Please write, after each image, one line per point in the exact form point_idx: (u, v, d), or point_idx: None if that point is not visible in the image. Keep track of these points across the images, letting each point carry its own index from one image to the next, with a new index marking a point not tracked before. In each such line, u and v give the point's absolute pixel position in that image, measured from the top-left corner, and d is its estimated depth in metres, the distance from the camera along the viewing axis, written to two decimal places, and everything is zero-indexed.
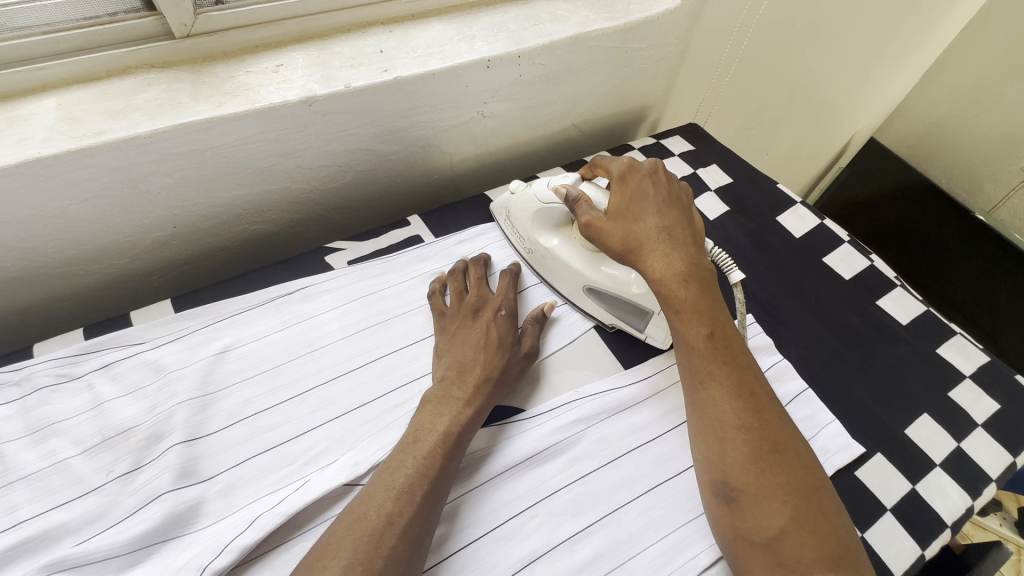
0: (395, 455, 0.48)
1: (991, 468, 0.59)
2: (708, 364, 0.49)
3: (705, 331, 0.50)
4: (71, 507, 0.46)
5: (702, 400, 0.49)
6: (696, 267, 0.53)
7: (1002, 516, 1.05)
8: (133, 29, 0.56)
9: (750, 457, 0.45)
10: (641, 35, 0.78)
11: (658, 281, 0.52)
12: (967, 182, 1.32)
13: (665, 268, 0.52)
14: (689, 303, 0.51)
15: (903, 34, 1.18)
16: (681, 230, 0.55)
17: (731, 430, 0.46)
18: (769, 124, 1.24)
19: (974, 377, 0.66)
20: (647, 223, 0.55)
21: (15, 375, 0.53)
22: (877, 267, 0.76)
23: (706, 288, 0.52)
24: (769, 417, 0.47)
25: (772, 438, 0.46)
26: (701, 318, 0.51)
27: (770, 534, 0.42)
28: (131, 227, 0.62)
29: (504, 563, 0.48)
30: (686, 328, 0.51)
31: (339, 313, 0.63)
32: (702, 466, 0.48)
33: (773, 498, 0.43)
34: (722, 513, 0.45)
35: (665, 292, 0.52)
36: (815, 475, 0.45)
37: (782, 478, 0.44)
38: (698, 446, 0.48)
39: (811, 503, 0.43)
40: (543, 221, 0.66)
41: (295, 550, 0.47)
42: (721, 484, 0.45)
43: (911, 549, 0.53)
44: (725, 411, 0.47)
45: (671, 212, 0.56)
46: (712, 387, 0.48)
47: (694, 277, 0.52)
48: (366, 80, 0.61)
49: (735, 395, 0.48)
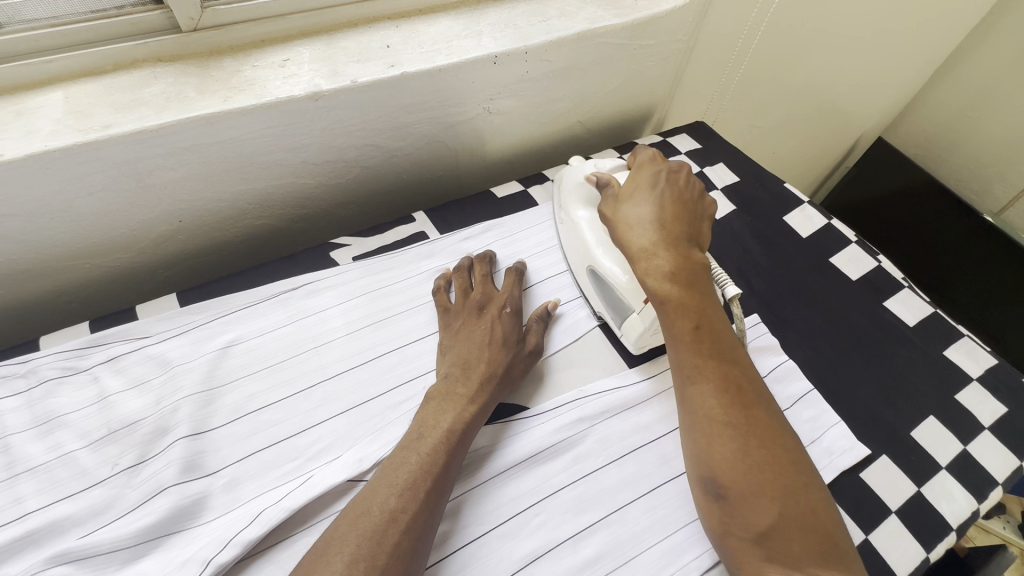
0: (399, 451, 0.48)
1: (997, 472, 0.59)
2: (694, 358, 0.49)
3: (692, 325, 0.50)
4: (76, 499, 0.47)
5: (689, 395, 0.48)
6: (684, 261, 0.52)
7: (1005, 520, 1.04)
8: (141, 22, 0.56)
9: (735, 453, 0.44)
10: (649, 31, 0.77)
11: (643, 273, 0.53)
12: (975, 183, 1.33)
13: (651, 262, 0.52)
14: (675, 296, 0.51)
15: (919, 34, 1.15)
16: (676, 227, 0.54)
17: (717, 427, 0.46)
18: (775, 120, 1.23)
19: (981, 380, 0.66)
20: (640, 217, 0.55)
21: (23, 367, 0.54)
22: (885, 268, 0.76)
23: (696, 282, 0.52)
24: (756, 413, 0.47)
25: (758, 437, 0.45)
26: (686, 312, 0.50)
27: (756, 531, 0.42)
28: (138, 221, 0.62)
29: (506, 560, 0.48)
30: (673, 321, 0.51)
31: (343, 309, 0.63)
32: (691, 462, 0.47)
33: (760, 496, 0.43)
34: (711, 509, 0.45)
35: (649, 284, 0.52)
36: (806, 474, 0.45)
37: (767, 475, 0.43)
38: (687, 442, 0.48)
39: (798, 501, 0.43)
40: (580, 194, 0.67)
41: (299, 545, 0.47)
42: (710, 480, 0.45)
43: (915, 552, 0.53)
44: (711, 406, 0.47)
45: (670, 208, 0.56)
46: (696, 381, 0.48)
47: (682, 272, 0.51)
48: (372, 76, 0.61)
49: (721, 391, 0.47)
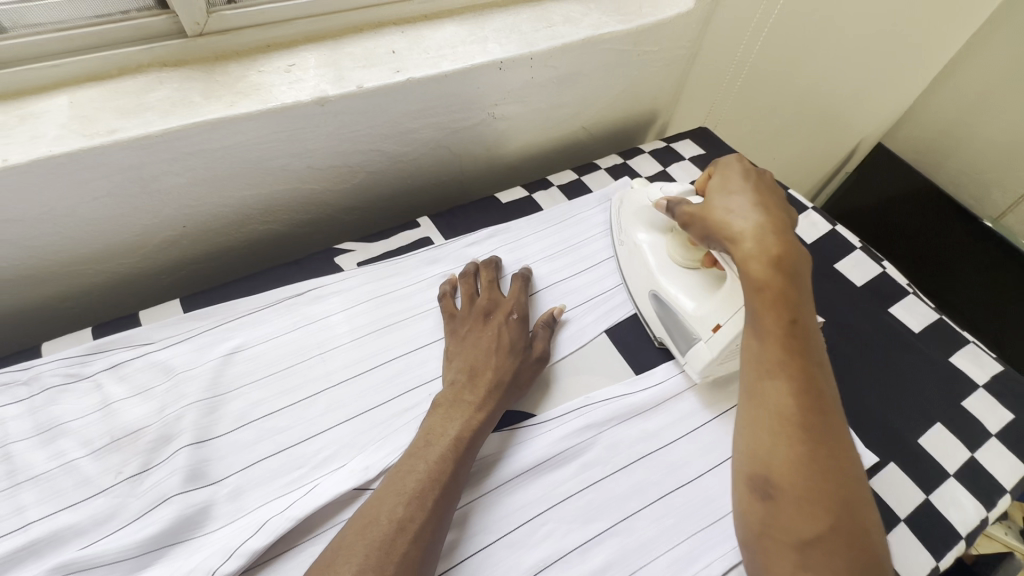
0: (406, 459, 0.48)
1: (1005, 479, 0.58)
2: (779, 353, 0.47)
3: (787, 319, 0.48)
4: (79, 508, 0.46)
5: (760, 391, 0.47)
6: (791, 253, 0.50)
7: (1007, 526, 1.03)
8: (146, 27, 0.55)
9: (800, 456, 0.43)
10: (653, 38, 0.78)
11: (743, 258, 0.51)
12: (974, 189, 1.34)
13: (755, 246, 0.50)
14: (775, 287, 0.48)
15: (919, 40, 1.16)
16: (780, 221, 0.53)
17: (787, 427, 0.44)
18: (777, 126, 1.23)
19: (988, 386, 0.66)
20: (737, 207, 0.54)
21: (25, 374, 0.53)
22: (890, 274, 0.76)
23: (796, 275, 0.49)
24: (829, 422, 0.45)
25: (827, 446, 0.44)
26: (783, 305, 0.48)
27: (802, 535, 0.41)
28: (141, 226, 0.62)
29: (515, 570, 0.48)
30: (766, 311, 0.48)
31: (348, 315, 0.63)
32: (743, 456, 0.46)
33: (814, 502, 0.42)
34: (754, 507, 0.45)
35: (749, 268, 0.50)
36: (861, 491, 0.44)
37: (828, 485, 0.42)
38: (744, 437, 0.47)
39: (851, 515, 0.42)
40: (643, 217, 0.68)
41: (304, 555, 0.46)
42: (762, 478, 0.44)
43: (925, 560, 0.53)
44: (785, 406, 0.45)
45: (770, 203, 0.54)
46: (777, 378, 0.46)
47: (786, 261, 0.49)
48: (378, 81, 0.61)
49: (801, 392, 0.45)
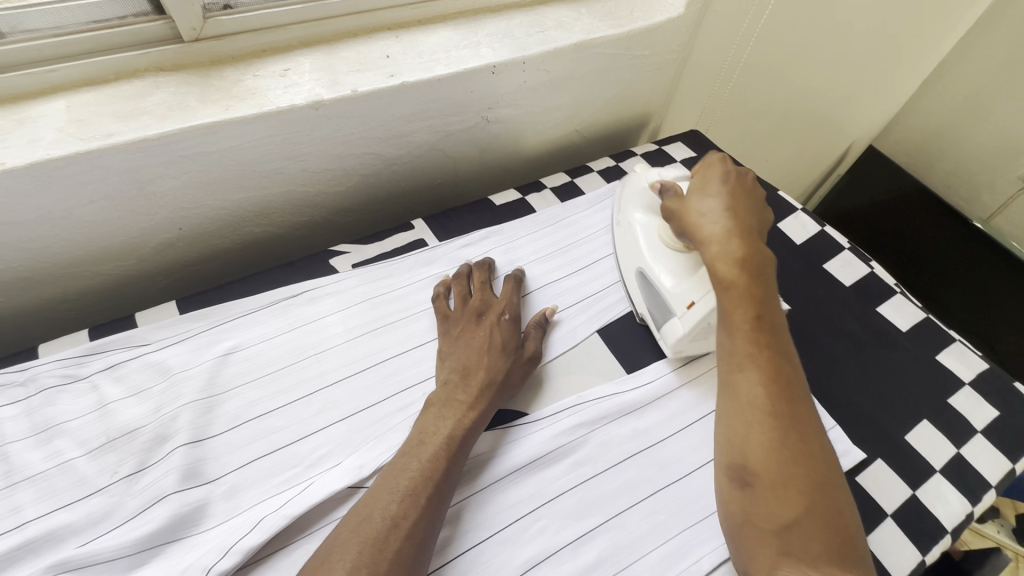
0: (400, 457, 0.48)
1: (990, 474, 0.59)
2: (748, 346, 0.49)
3: (754, 315, 0.50)
4: (75, 507, 0.46)
5: (733, 382, 0.49)
6: (755, 254, 0.53)
7: (999, 523, 1.04)
8: (143, 32, 0.56)
9: (773, 444, 0.45)
10: (644, 42, 0.79)
11: (712, 259, 0.54)
12: (963, 191, 1.36)
13: (722, 249, 0.54)
14: (741, 285, 0.52)
15: (908, 44, 1.18)
16: (748, 225, 0.56)
17: (759, 417, 0.46)
18: (768, 129, 1.25)
19: (973, 384, 0.67)
20: (710, 211, 0.57)
21: (21, 375, 0.54)
22: (877, 274, 0.77)
23: (762, 274, 0.53)
24: (799, 410, 0.47)
25: (798, 433, 0.45)
26: (750, 301, 0.51)
27: (780, 521, 0.42)
28: (137, 229, 0.62)
29: (507, 566, 0.48)
30: (735, 308, 0.51)
31: (343, 316, 0.63)
32: (720, 447, 0.48)
33: (789, 488, 0.43)
34: (734, 497, 0.46)
35: (717, 269, 0.53)
36: (834, 475, 0.45)
37: (802, 471, 0.44)
38: (721, 428, 0.48)
39: (826, 498, 0.43)
40: (642, 199, 0.68)
41: (299, 552, 0.47)
42: (740, 468, 0.46)
43: (911, 555, 0.54)
44: (756, 396, 0.47)
45: (741, 206, 0.57)
46: (747, 370, 0.48)
47: (752, 262, 0.53)
48: (372, 86, 0.62)
49: (771, 383, 0.47)
